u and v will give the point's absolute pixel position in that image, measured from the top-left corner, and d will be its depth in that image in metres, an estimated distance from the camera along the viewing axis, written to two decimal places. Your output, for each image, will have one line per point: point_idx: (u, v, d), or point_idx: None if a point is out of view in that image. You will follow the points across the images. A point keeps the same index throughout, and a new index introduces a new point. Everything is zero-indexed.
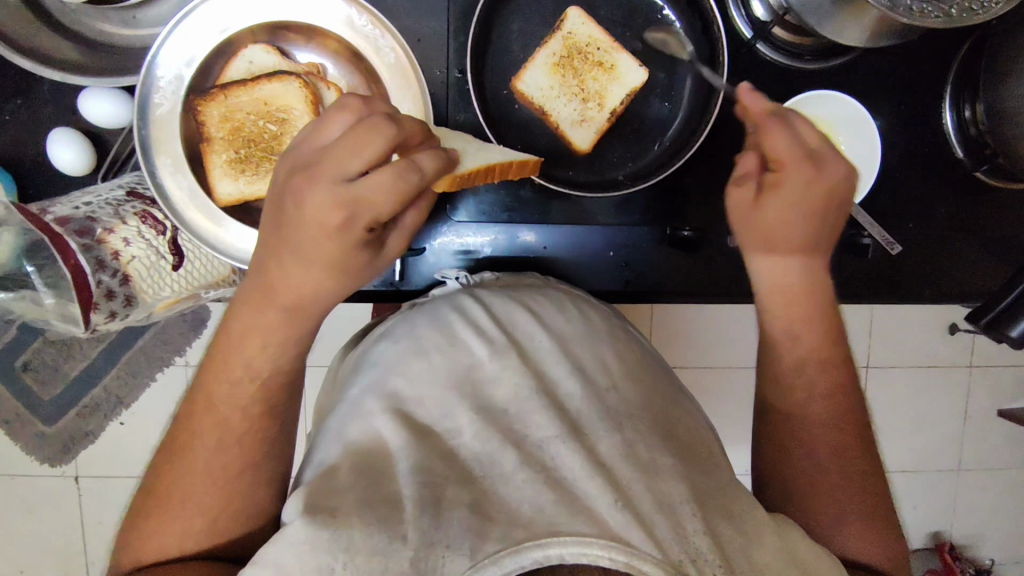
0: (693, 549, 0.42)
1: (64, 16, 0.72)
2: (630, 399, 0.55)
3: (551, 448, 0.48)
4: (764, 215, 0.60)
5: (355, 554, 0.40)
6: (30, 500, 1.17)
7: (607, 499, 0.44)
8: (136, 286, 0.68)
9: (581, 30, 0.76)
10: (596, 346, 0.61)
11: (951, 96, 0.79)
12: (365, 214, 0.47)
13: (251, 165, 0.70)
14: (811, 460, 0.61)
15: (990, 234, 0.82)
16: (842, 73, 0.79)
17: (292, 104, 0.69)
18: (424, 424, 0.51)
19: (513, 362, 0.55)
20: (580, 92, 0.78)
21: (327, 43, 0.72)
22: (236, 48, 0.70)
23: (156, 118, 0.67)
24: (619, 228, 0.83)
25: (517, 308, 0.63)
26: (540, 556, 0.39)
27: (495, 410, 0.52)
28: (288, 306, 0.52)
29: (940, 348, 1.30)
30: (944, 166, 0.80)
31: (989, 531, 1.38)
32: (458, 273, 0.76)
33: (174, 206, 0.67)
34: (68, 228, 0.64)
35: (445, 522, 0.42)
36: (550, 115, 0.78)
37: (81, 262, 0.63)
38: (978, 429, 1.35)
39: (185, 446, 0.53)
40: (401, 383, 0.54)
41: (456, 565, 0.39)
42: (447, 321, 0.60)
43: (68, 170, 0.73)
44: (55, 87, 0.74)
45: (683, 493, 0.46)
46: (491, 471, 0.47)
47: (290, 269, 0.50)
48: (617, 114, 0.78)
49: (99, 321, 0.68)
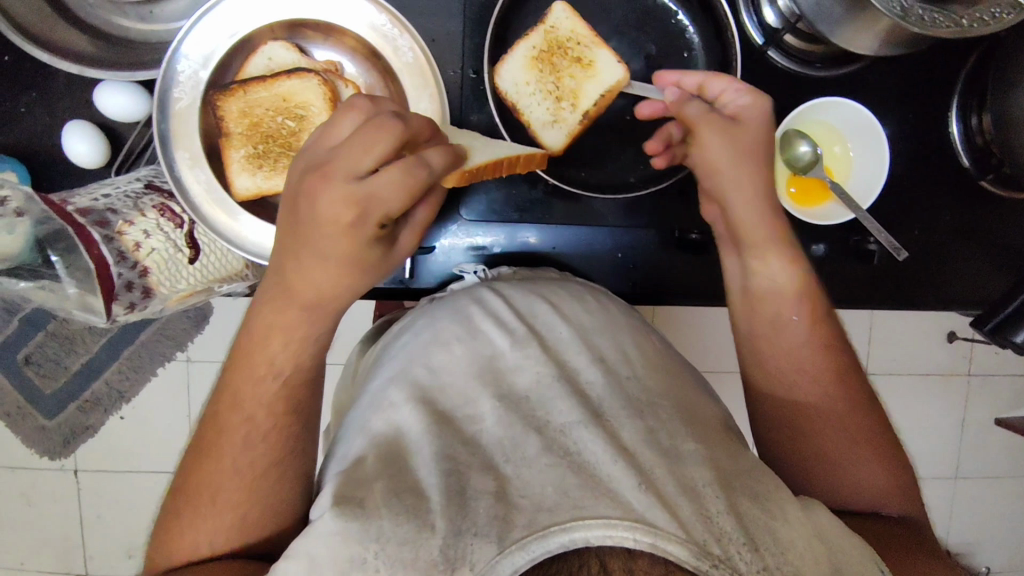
0: (719, 531, 0.43)
1: (83, 11, 0.73)
2: (650, 388, 0.57)
3: (572, 433, 0.50)
4: (746, 129, 0.65)
5: (385, 543, 0.42)
6: (38, 495, 1.18)
7: (631, 482, 0.45)
8: (154, 279, 0.68)
9: (563, 25, 0.76)
10: (615, 335, 0.64)
11: (958, 106, 0.79)
12: (375, 211, 0.48)
13: (268, 161, 0.70)
14: (813, 430, 0.60)
15: (994, 244, 0.83)
16: (850, 81, 0.79)
17: (311, 101, 0.70)
18: (447, 411, 0.54)
19: (534, 351, 0.58)
20: (555, 90, 0.77)
21: (344, 40, 0.72)
22: (255, 44, 0.71)
23: (175, 112, 0.67)
24: (626, 231, 0.83)
25: (537, 301, 0.67)
26: (565, 540, 0.40)
27: (517, 397, 0.54)
28: (310, 302, 0.53)
29: (939, 356, 1.31)
30: (950, 175, 0.81)
31: (985, 540, 1.40)
32: (477, 267, 0.79)
33: (190, 201, 0.67)
34: (89, 219, 0.64)
35: (471, 511, 0.43)
36: (522, 114, 0.78)
37: (103, 253, 0.64)
38: (978, 437, 1.36)
39: (213, 444, 0.54)
40: (422, 373, 0.57)
41: (485, 552, 0.41)
42: (468, 316, 0.63)
43: (82, 164, 0.72)
44: (71, 81, 0.74)
45: (705, 477, 0.47)
46: (514, 456, 0.48)
47: (307, 270, 0.51)
48: (591, 115, 0.76)
49: (119, 312, 0.69)
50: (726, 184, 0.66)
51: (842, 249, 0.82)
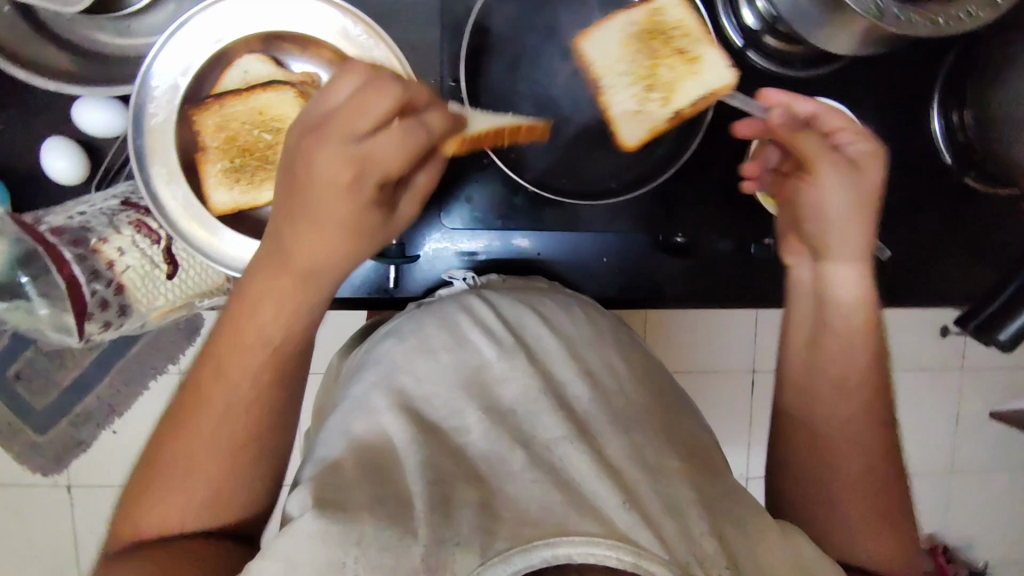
0: (701, 553, 0.44)
1: (59, 27, 0.72)
2: (632, 399, 0.60)
3: (557, 448, 0.52)
4: (866, 177, 0.62)
5: (365, 548, 0.42)
6: (29, 509, 1.18)
7: (615, 501, 0.46)
8: (130, 296, 0.68)
9: (670, 10, 0.72)
10: (600, 348, 0.67)
11: (939, 104, 0.79)
12: (373, 172, 0.47)
13: (245, 174, 0.70)
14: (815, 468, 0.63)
15: (979, 239, 0.83)
16: (829, 80, 0.79)
17: (287, 113, 0.69)
18: (434, 423, 0.55)
19: (519, 363, 0.59)
20: (648, 78, 0.72)
21: (321, 52, 0.71)
22: (230, 57, 0.70)
23: (151, 128, 0.66)
24: (612, 235, 0.83)
25: (525, 311, 0.68)
26: (548, 555, 0.41)
27: (503, 411, 0.56)
28: (300, 273, 0.51)
29: (933, 351, 1.31)
30: (931, 172, 0.81)
31: (981, 533, 1.40)
32: (466, 275, 0.79)
33: (167, 215, 0.66)
34: (63, 238, 0.64)
35: (455, 522, 0.44)
36: (605, 93, 0.75)
37: (75, 272, 0.64)
38: (974, 431, 1.36)
39: (185, 453, 0.51)
40: (409, 381, 0.59)
41: (467, 562, 0.41)
42: (455, 322, 0.65)
43: (61, 178, 0.72)
44: (49, 96, 0.73)
45: (689, 496, 0.49)
46: (499, 470, 0.50)
47: (304, 233, 0.50)
48: (682, 115, 0.72)
49: (94, 330, 0.68)
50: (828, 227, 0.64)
51: None
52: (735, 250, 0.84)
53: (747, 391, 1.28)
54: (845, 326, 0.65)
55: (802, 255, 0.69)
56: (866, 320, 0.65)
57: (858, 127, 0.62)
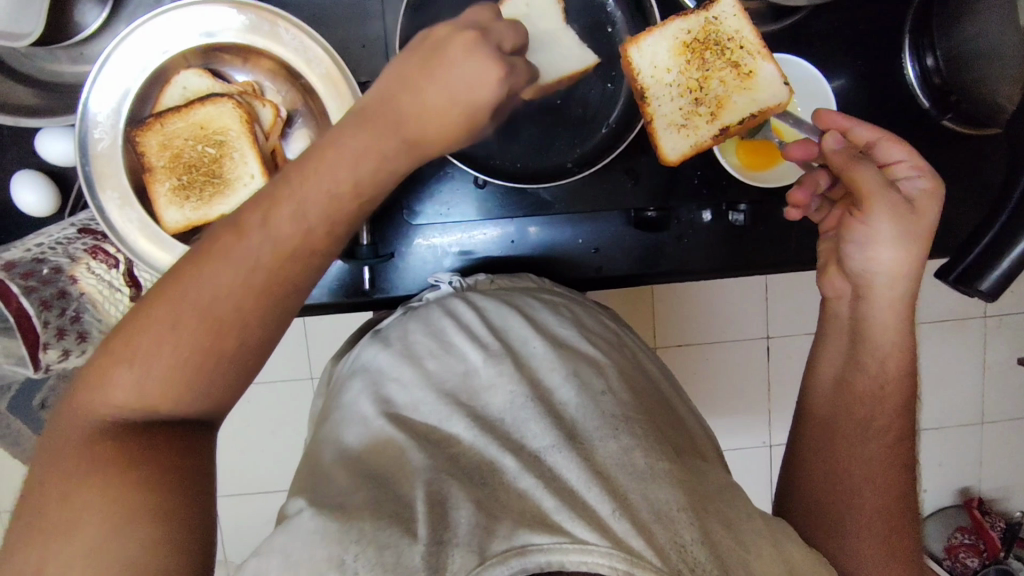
0: (691, 559, 0.44)
1: (15, 60, 0.73)
2: (622, 400, 0.60)
3: (549, 457, 0.53)
4: (923, 219, 0.60)
5: (363, 545, 0.43)
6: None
7: (608, 508, 0.47)
8: (89, 322, 0.68)
9: (727, 21, 0.73)
10: (587, 346, 0.68)
11: (911, 45, 0.75)
12: (514, 75, 0.49)
13: (195, 191, 0.70)
14: (832, 464, 0.63)
15: (971, 184, 0.80)
16: (793, 35, 0.76)
17: (228, 126, 0.69)
18: (425, 428, 0.58)
19: (506, 368, 0.62)
20: (697, 91, 0.76)
21: (261, 62, 0.72)
22: (168, 75, 0.70)
23: (97, 155, 0.66)
24: (584, 215, 0.82)
25: (509, 312, 0.71)
26: (543, 560, 0.41)
27: (491, 420, 0.57)
28: (412, 140, 0.47)
29: (949, 302, 1.27)
30: (913, 119, 0.78)
31: (1018, 482, 1.36)
32: (451, 277, 0.78)
33: (124, 238, 0.67)
34: (14, 271, 0.64)
35: (452, 522, 0.45)
36: (651, 102, 0.75)
37: (25, 304, 0.63)
38: (1001, 379, 1.32)
39: None
40: (395, 389, 0.62)
41: (465, 563, 0.42)
42: (443, 330, 0.68)
43: (33, 212, 0.73)
44: (15, 132, 0.74)
45: (678, 499, 0.49)
46: (497, 477, 0.51)
47: (430, 107, 0.47)
48: (729, 131, 0.75)
49: (50, 361, 0.66)
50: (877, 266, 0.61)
51: None
52: (714, 219, 0.82)
53: (758, 359, 1.26)
54: (874, 331, 0.63)
55: (844, 290, 0.66)
56: (895, 326, 0.63)
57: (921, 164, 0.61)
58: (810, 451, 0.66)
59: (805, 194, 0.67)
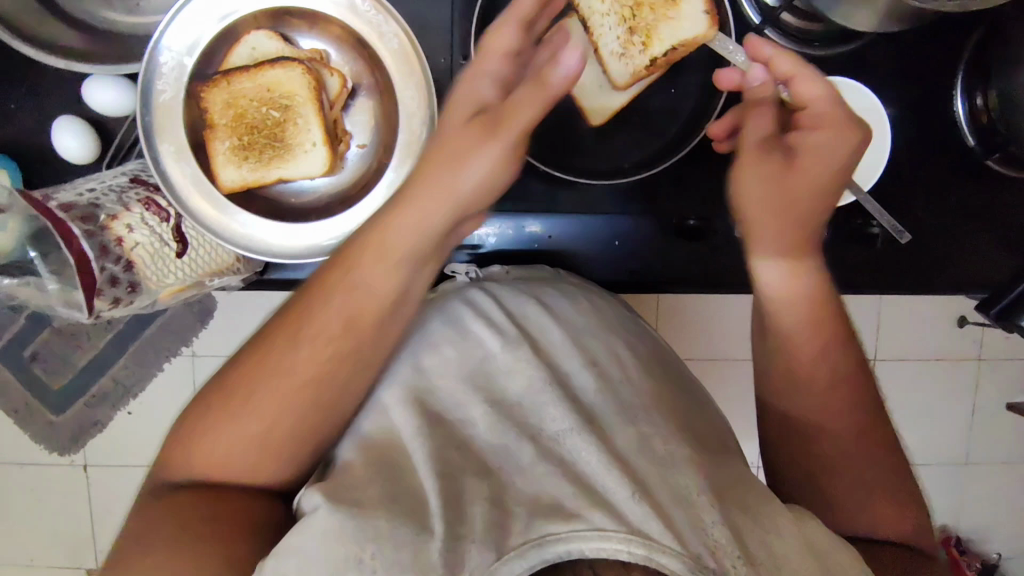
0: (713, 542, 0.44)
1: (71, 5, 0.73)
2: (642, 390, 0.60)
3: (565, 441, 0.53)
4: (801, 176, 0.57)
5: (385, 545, 0.44)
6: (55, 487, 1.23)
7: (625, 492, 0.47)
8: (141, 272, 0.68)
9: None
10: (607, 336, 0.66)
11: (962, 84, 0.77)
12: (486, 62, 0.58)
13: (255, 152, 0.71)
14: (826, 455, 0.60)
15: (1001, 227, 0.81)
16: (847, 60, 0.77)
17: (295, 90, 0.69)
18: (439, 413, 0.57)
19: (524, 353, 0.59)
20: (632, 17, 0.74)
21: (330, 29, 0.71)
22: (239, 34, 0.70)
23: (159, 107, 0.66)
24: (622, 218, 0.82)
25: (526, 299, 0.68)
26: (561, 550, 0.43)
27: (509, 404, 0.57)
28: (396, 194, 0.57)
29: (948, 341, 1.29)
30: (954, 155, 0.79)
31: (997, 526, 1.38)
32: (468, 268, 0.78)
33: (178, 194, 0.66)
34: (72, 213, 0.64)
35: (469, 519, 0.46)
36: (592, 31, 0.74)
37: (84, 246, 0.63)
38: (988, 422, 1.34)
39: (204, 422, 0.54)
40: (413, 375, 0.59)
41: (481, 558, 0.43)
42: (458, 316, 0.65)
43: (71, 157, 0.72)
44: (60, 75, 0.73)
45: (697, 485, 0.50)
46: (509, 463, 0.53)
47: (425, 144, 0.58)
48: (660, 62, 0.74)
49: (104, 309, 0.66)
50: (763, 239, 0.60)
51: (845, 234, 0.80)
52: None
53: None
54: (800, 310, 0.61)
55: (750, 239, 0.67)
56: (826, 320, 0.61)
57: (830, 109, 0.57)
58: (797, 448, 0.62)
59: (725, 126, 0.72)
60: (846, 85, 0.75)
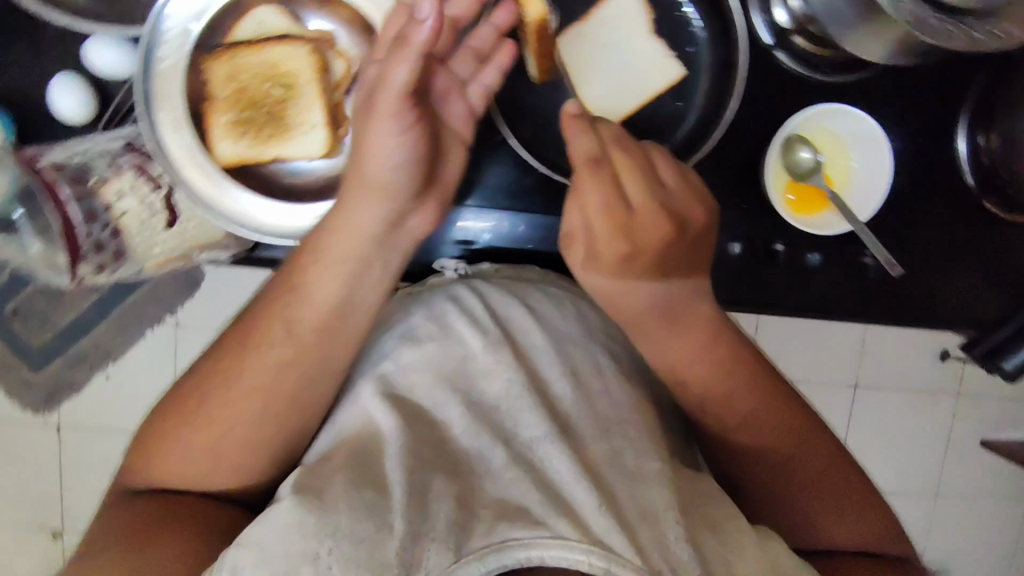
0: (674, 559, 0.45)
1: None
2: (618, 401, 0.61)
3: (540, 447, 0.53)
4: (639, 254, 0.55)
5: (340, 541, 0.44)
6: (23, 448, 1.21)
7: (594, 503, 0.48)
8: (127, 241, 0.69)
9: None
10: (590, 345, 0.66)
11: (966, 124, 0.78)
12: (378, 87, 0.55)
13: (252, 129, 0.70)
14: (781, 471, 0.63)
15: (990, 266, 0.81)
16: (855, 88, 0.77)
17: (299, 70, 0.69)
18: (418, 411, 0.57)
19: (505, 357, 0.59)
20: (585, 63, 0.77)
21: (339, 9, 0.69)
22: (247, 6, 0.69)
23: (159, 74, 0.65)
24: None
25: (514, 301, 0.67)
26: (521, 556, 0.43)
27: (485, 406, 0.57)
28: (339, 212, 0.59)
29: (928, 373, 1.30)
30: (951, 192, 0.79)
31: (960, 559, 1.40)
32: (457, 265, 0.77)
33: (172, 164, 0.66)
34: (63, 175, 0.66)
35: (432, 517, 0.46)
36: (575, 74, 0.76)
37: (71, 211, 0.66)
38: (961, 456, 1.35)
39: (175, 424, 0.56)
40: (393, 368, 0.60)
41: (439, 561, 0.43)
42: (442, 313, 0.64)
43: (67, 117, 0.71)
44: (62, 31, 0.72)
45: (666, 501, 0.50)
46: (481, 466, 0.52)
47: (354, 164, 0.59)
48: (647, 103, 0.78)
49: (88, 270, 0.70)
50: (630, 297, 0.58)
51: (837, 261, 0.80)
52: (745, 253, 0.79)
53: None
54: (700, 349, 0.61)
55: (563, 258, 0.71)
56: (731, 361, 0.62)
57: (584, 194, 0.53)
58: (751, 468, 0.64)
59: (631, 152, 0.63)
60: (846, 114, 0.76)
